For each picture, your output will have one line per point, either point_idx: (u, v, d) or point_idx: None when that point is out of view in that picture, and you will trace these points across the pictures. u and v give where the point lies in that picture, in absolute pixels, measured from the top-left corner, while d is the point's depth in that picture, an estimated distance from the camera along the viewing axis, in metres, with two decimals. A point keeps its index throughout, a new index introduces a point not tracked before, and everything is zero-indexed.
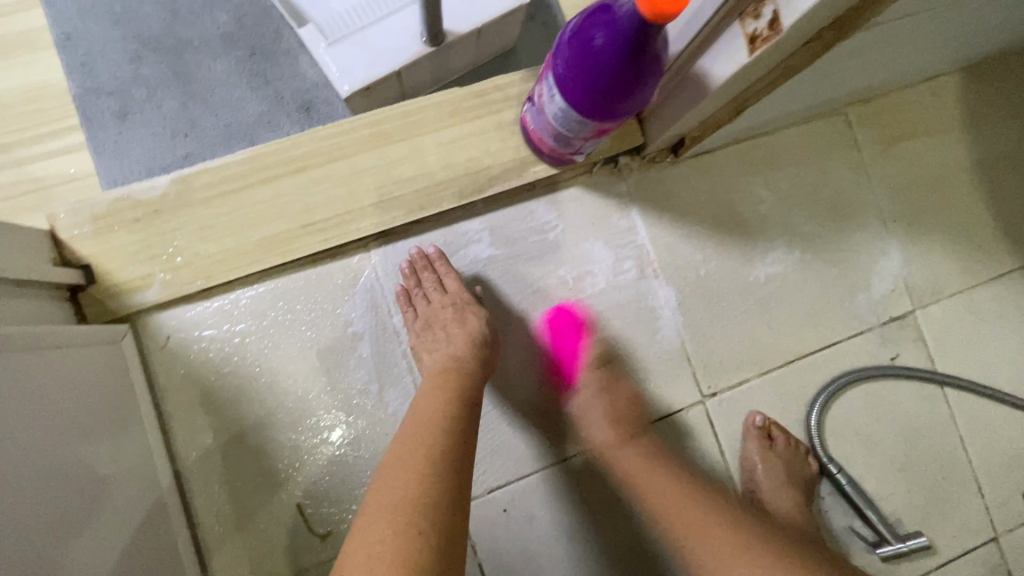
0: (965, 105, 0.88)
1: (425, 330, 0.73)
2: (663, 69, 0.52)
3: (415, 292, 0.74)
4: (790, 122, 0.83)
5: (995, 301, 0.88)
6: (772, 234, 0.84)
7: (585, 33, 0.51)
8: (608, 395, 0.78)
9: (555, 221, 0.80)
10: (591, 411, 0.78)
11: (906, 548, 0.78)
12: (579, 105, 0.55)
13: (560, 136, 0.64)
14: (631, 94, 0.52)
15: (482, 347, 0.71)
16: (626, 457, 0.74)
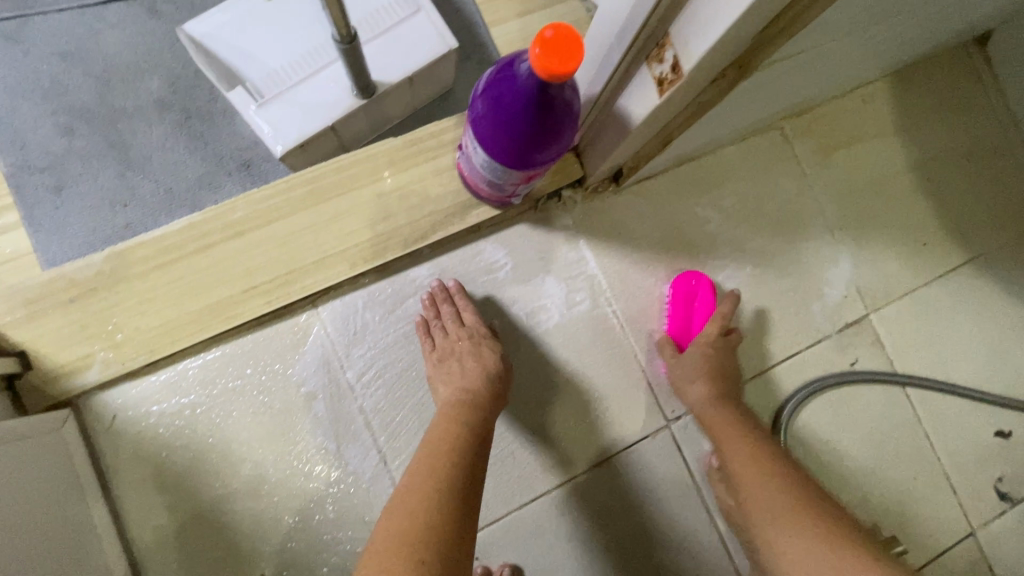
0: (893, 110, 0.93)
1: (439, 362, 0.73)
2: (574, 117, 0.52)
3: (433, 323, 0.75)
4: (729, 141, 0.86)
5: (943, 297, 0.92)
6: (720, 252, 0.86)
7: (495, 90, 0.51)
8: (710, 357, 0.78)
9: (505, 260, 0.81)
10: (687, 371, 0.78)
11: None
12: (500, 158, 0.55)
13: (492, 182, 0.64)
14: (547, 145, 0.52)
15: (497, 380, 0.71)
16: (720, 422, 0.74)
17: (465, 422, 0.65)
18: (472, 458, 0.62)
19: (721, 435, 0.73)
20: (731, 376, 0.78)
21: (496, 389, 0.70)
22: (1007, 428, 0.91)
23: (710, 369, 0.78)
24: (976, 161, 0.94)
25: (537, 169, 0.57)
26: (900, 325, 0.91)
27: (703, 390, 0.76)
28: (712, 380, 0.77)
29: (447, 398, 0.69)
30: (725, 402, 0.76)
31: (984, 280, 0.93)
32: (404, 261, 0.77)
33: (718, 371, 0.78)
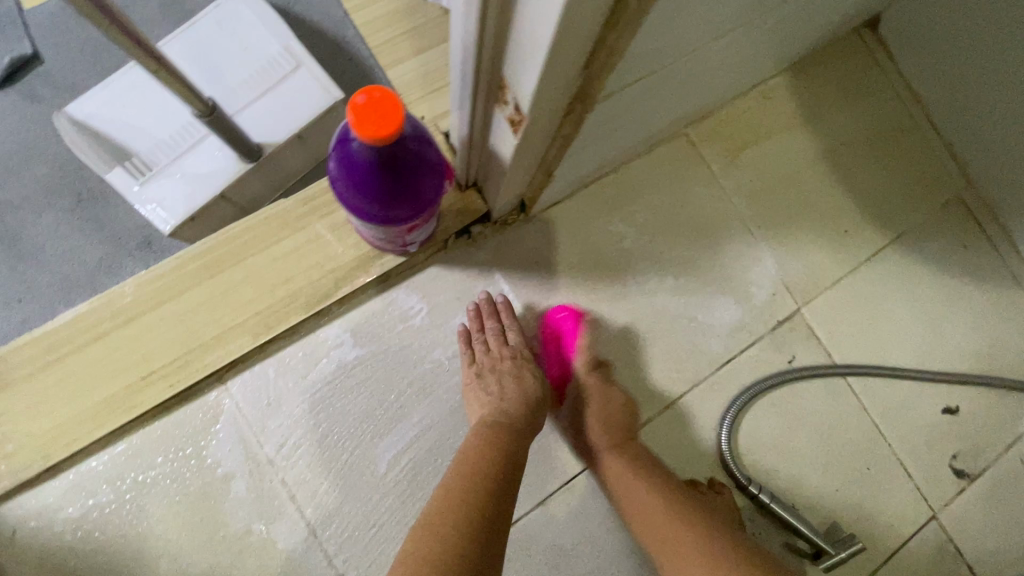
0: (796, 103, 0.93)
1: (478, 377, 0.73)
2: (431, 163, 0.51)
3: (475, 337, 0.75)
4: (635, 155, 0.85)
5: (872, 281, 0.91)
6: (639, 267, 0.85)
7: (342, 170, 0.49)
8: (598, 393, 0.78)
9: (419, 305, 0.79)
10: (587, 415, 0.78)
11: (845, 556, 0.78)
12: (379, 221, 0.54)
13: (386, 239, 0.62)
14: (418, 194, 0.51)
15: (535, 404, 0.70)
16: (616, 471, 0.74)
17: (502, 443, 0.64)
18: (506, 477, 0.61)
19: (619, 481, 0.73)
20: (622, 421, 0.77)
21: (532, 412, 0.69)
22: (953, 405, 0.91)
23: (602, 415, 0.77)
24: (885, 143, 0.95)
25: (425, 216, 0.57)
26: (833, 315, 0.90)
27: (605, 439, 0.76)
28: (606, 427, 0.76)
29: (483, 415, 0.69)
30: (621, 446, 0.75)
31: (909, 259, 0.93)
32: (311, 323, 0.75)
33: (610, 416, 0.77)
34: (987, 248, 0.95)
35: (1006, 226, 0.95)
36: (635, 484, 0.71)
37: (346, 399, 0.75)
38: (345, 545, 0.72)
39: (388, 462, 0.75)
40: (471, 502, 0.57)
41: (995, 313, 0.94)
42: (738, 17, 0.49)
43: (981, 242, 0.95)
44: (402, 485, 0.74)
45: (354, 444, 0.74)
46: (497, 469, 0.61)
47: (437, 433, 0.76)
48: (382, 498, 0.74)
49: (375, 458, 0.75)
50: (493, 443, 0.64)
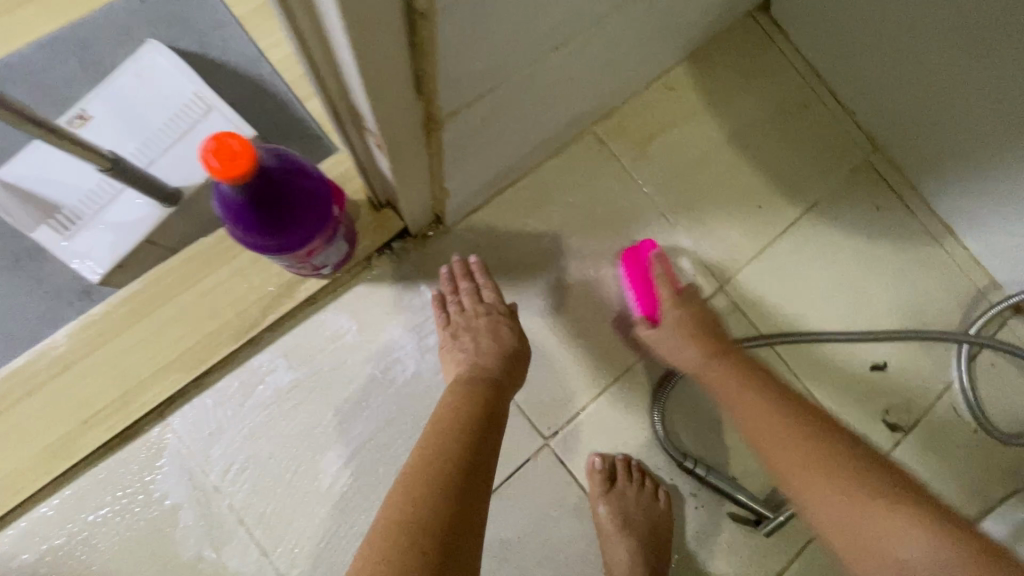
0: (698, 89, 0.97)
1: (454, 337, 0.76)
2: (305, 187, 0.56)
3: (450, 300, 0.79)
4: (544, 157, 0.89)
5: (790, 252, 0.95)
6: (561, 263, 0.89)
7: (233, 218, 0.53)
8: (688, 316, 0.78)
9: (349, 323, 0.82)
10: (671, 338, 0.78)
11: (783, 518, 0.80)
12: (282, 250, 0.58)
13: (297, 267, 0.67)
14: (306, 212, 0.56)
15: (511, 354, 0.74)
16: (719, 377, 0.72)
17: (478, 392, 0.67)
18: (484, 419, 0.64)
19: (720, 389, 0.72)
20: (716, 331, 0.78)
21: (509, 360, 0.73)
22: (881, 361, 0.94)
23: (694, 327, 0.77)
24: (791, 118, 0.99)
25: (327, 229, 0.62)
26: (755, 289, 0.93)
27: (697, 350, 0.76)
28: (699, 342, 0.76)
29: (460, 371, 0.72)
30: (718, 355, 0.75)
31: (825, 226, 0.97)
32: (243, 352, 0.78)
33: (704, 328, 0.78)
34: (900, 206, 0.99)
35: (915, 184, 0.99)
36: (736, 387, 0.71)
37: (287, 421, 0.78)
38: (298, 559, 0.75)
39: (333, 476, 0.78)
40: (452, 444, 0.59)
41: (913, 269, 0.97)
42: (578, 27, 0.53)
43: (893, 203, 0.99)
44: (348, 496, 0.78)
45: (299, 462, 0.78)
46: (477, 414, 0.64)
47: (378, 443, 0.80)
48: (329, 510, 0.77)
49: (320, 473, 0.78)
50: (473, 394, 0.67)
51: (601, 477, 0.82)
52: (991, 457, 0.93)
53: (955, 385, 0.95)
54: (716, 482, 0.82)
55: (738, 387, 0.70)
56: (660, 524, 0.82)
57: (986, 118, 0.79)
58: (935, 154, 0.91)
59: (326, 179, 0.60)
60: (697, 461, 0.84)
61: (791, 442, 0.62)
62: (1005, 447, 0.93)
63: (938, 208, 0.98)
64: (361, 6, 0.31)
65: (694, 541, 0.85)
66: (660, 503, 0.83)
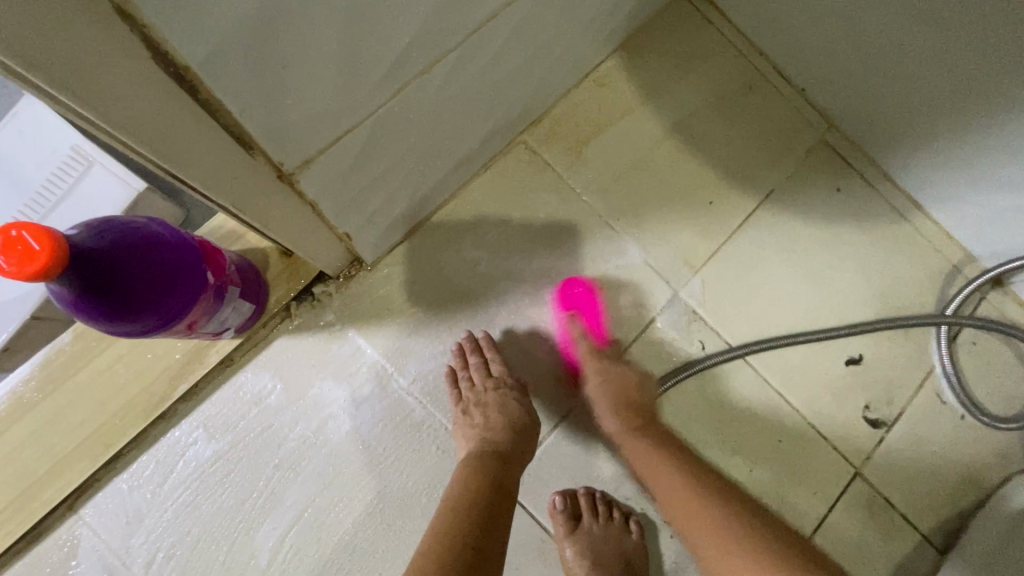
0: (633, 82, 0.89)
1: (465, 414, 0.73)
2: (155, 255, 0.48)
3: (461, 375, 0.76)
4: (469, 175, 0.82)
5: (749, 248, 0.88)
6: (500, 289, 0.81)
7: (86, 314, 0.45)
8: (619, 379, 0.77)
9: (273, 382, 0.75)
10: (601, 396, 0.77)
11: None
12: (158, 328, 0.50)
13: (204, 334, 0.61)
14: (169, 284, 0.49)
15: (523, 432, 0.72)
16: (636, 447, 0.73)
17: (491, 475, 0.66)
18: (498, 506, 0.63)
19: (639, 459, 0.72)
20: (642, 402, 0.77)
21: (519, 438, 0.71)
22: (856, 354, 0.88)
23: (613, 395, 0.76)
24: (735, 103, 0.91)
25: (209, 288, 0.55)
26: (714, 292, 0.86)
27: (619, 420, 0.75)
28: (618, 411, 0.75)
29: (472, 450, 0.70)
30: (641, 424, 0.75)
31: (783, 215, 0.90)
32: (153, 430, 0.71)
33: (621, 397, 0.76)
34: (862, 185, 0.92)
35: (876, 160, 0.92)
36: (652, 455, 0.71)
37: (212, 498, 0.71)
38: None
39: (270, 551, 0.71)
40: (463, 531, 0.58)
41: (881, 250, 0.91)
42: (450, 44, 0.45)
43: (855, 181, 0.92)
44: (287, 573, 0.71)
45: (229, 542, 0.71)
46: (490, 501, 0.63)
47: (316, 510, 0.73)
48: None
49: (255, 550, 0.71)
50: (488, 477, 0.66)
51: (565, 519, 0.76)
52: (981, 443, 0.88)
53: (938, 370, 0.89)
54: None
55: (653, 454, 0.71)
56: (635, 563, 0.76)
57: (942, 83, 0.73)
58: (894, 125, 0.84)
59: (189, 238, 0.53)
60: None
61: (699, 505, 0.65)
62: (996, 431, 0.88)
63: (902, 184, 0.92)
64: (73, 71, 0.24)
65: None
66: (634, 541, 0.77)
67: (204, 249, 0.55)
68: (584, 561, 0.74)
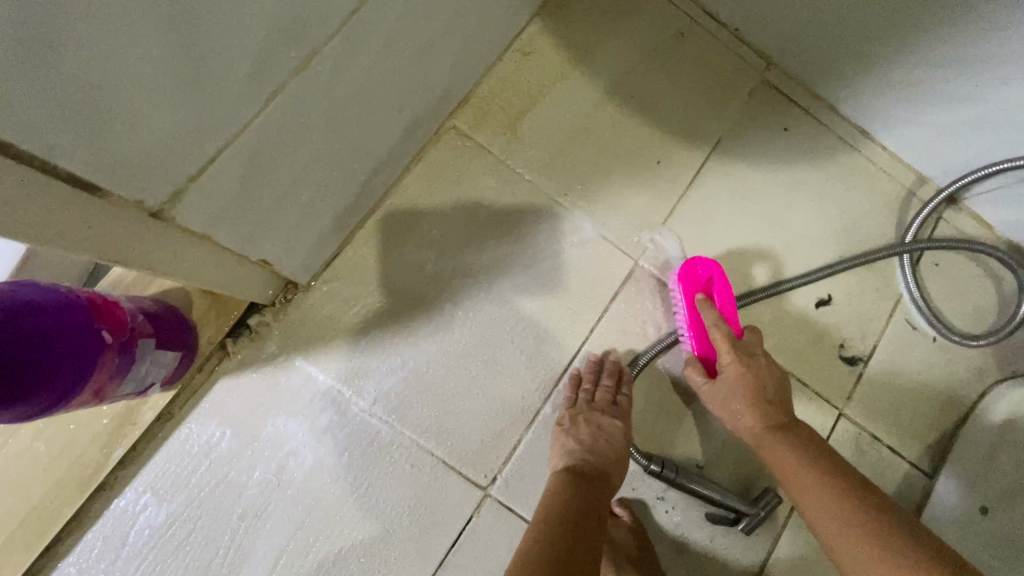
0: (560, 46, 0.83)
1: (573, 425, 0.72)
2: (36, 317, 0.42)
3: (584, 387, 0.75)
4: (399, 171, 0.75)
5: (705, 204, 0.85)
6: (453, 288, 0.76)
7: None
8: (751, 376, 0.70)
9: (221, 429, 0.68)
10: (730, 398, 0.71)
11: (762, 513, 0.74)
12: (57, 398, 0.45)
13: (127, 396, 0.55)
14: (62, 345, 0.44)
15: (622, 461, 0.70)
16: (777, 449, 0.68)
17: (586, 496, 0.66)
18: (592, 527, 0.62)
19: (780, 461, 0.67)
20: (781, 400, 0.71)
21: (618, 466, 0.70)
22: (825, 295, 0.86)
23: (752, 391, 0.70)
24: (670, 55, 0.87)
25: (107, 350, 0.48)
26: (676, 255, 0.83)
27: (760, 416, 0.70)
28: (757, 406, 0.70)
29: (569, 463, 0.69)
30: (784, 428, 0.69)
31: (734, 165, 0.86)
32: (92, 506, 0.64)
33: (761, 389, 0.70)
34: (810, 121, 0.89)
35: (820, 94, 0.89)
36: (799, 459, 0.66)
37: (173, 566, 0.65)
38: None
39: None
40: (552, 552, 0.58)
41: (836, 186, 0.89)
42: (327, 32, 0.38)
43: (802, 119, 0.89)
44: None
45: None
46: (581, 520, 0.62)
47: (292, 555, 0.68)
48: None
49: None
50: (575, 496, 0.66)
51: None
52: (954, 364, 0.88)
53: (905, 297, 0.88)
54: (688, 486, 0.73)
55: (803, 462, 0.66)
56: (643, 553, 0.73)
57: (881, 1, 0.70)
58: (835, 54, 0.81)
59: (72, 290, 0.47)
60: (664, 463, 0.74)
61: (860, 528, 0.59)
62: (967, 350, 0.88)
63: (849, 115, 0.89)
64: None
65: (676, 550, 0.77)
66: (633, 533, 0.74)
67: (92, 305, 0.48)
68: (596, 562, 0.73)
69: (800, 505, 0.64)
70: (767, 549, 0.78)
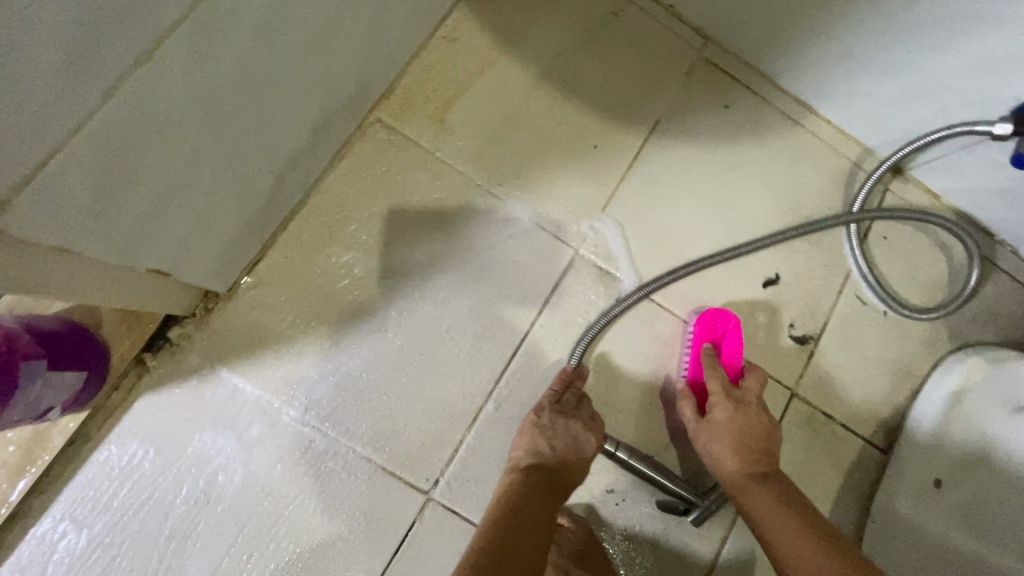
0: (486, 30, 0.80)
1: (542, 430, 0.69)
2: None
3: (571, 387, 0.72)
4: (321, 169, 0.72)
5: (646, 187, 0.82)
6: (385, 288, 0.73)
7: None
8: (738, 422, 0.71)
9: (143, 449, 0.65)
10: (713, 441, 0.71)
11: (711, 504, 0.73)
12: None
13: (19, 421, 0.52)
14: None
15: (586, 465, 0.69)
16: (755, 499, 0.67)
17: (542, 512, 0.64)
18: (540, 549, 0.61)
19: (756, 512, 0.66)
20: (766, 448, 0.71)
21: (577, 477, 0.69)
22: (773, 274, 0.85)
23: (737, 437, 0.70)
24: (603, 34, 0.84)
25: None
26: (618, 241, 0.81)
27: (739, 461, 0.69)
28: (740, 453, 0.70)
29: (529, 470, 0.67)
30: (763, 477, 0.68)
31: (674, 145, 0.84)
32: (6, 537, 0.61)
33: (747, 438, 0.70)
34: (750, 97, 0.87)
35: (759, 68, 0.87)
36: (776, 511, 0.65)
37: None
38: None
39: None
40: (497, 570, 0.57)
41: (779, 162, 0.87)
42: (168, 21, 0.35)
43: (742, 94, 0.87)
44: None
45: None
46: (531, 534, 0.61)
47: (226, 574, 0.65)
48: None
49: None
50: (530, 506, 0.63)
51: None
52: (905, 337, 0.87)
53: (854, 272, 0.87)
54: (639, 470, 0.72)
55: (778, 513, 0.64)
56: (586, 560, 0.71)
57: None
58: (768, 26, 0.79)
59: None
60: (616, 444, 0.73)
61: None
62: (917, 322, 0.87)
63: (789, 88, 0.87)
64: None
65: (629, 542, 0.75)
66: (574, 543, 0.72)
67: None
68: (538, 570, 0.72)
69: (773, 556, 0.63)
70: (722, 534, 0.77)
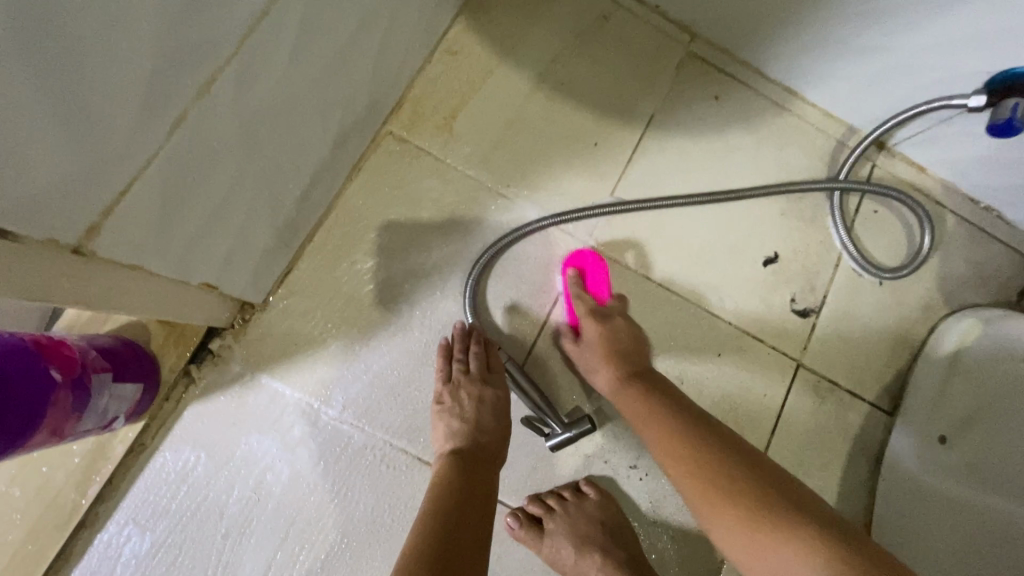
0: (485, 41, 0.85)
1: (446, 398, 0.72)
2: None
3: (456, 357, 0.74)
4: (341, 183, 0.77)
5: (645, 178, 0.87)
6: (407, 290, 0.78)
7: None
8: (608, 338, 0.76)
9: (195, 454, 0.70)
10: (590, 358, 0.76)
11: (571, 434, 0.75)
12: (29, 429, 0.47)
13: (94, 426, 0.57)
14: (19, 387, 0.46)
15: (490, 427, 0.71)
16: (624, 399, 0.72)
17: (457, 473, 0.66)
18: (461, 500, 0.63)
19: (630, 411, 0.71)
20: (636, 352, 0.76)
21: (500, 440, 0.72)
22: (772, 253, 0.89)
23: (607, 351, 0.75)
24: (594, 37, 0.89)
25: (58, 388, 0.49)
26: (620, 231, 0.85)
27: (612, 372, 0.74)
28: (611, 360, 0.75)
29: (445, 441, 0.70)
30: (636, 375, 0.74)
31: (669, 138, 0.89)
32: (78, 543, 0.66)
33: (619, 349, 0.75)
34: (737, 86, 0.92)
35: (744, 59, 0.92)
36: (642, 406, 0.70)
37: None
38: None
39: None
40: (430, 526, 0.59)
41: (771, 146, 0.92)
42: (221, 59, 0.40)
43: (730, 85, 0.91)
44: None
45: None
46: (474, 509, 0.63)
47: (279, 567, 0.70)
48: None
49: None
50: (465, 483, 0.65)
51: (527, 524, 0.75)
52: (902, 304, 0.91)
53: (841, 248, 0.91)
54: (520, 385, 0.74)
55: (645, 405, 0.70)
56: (621, 538, 0.74)
57: None
58: (749, 18, 0.83)
59: (23, 334, 0.49)
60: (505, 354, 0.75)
61: (688, 455, 0.63)
62: (912, 289, 0.91)
63: (774, 76, 0.92)
64: None
65: (654, 514, 0.80)
66: (609, 522, 0.74)
67: (39, 346, 0.49)
68: (566, 549, 0.73)
69: (648, 444, 0.68)
70: None
